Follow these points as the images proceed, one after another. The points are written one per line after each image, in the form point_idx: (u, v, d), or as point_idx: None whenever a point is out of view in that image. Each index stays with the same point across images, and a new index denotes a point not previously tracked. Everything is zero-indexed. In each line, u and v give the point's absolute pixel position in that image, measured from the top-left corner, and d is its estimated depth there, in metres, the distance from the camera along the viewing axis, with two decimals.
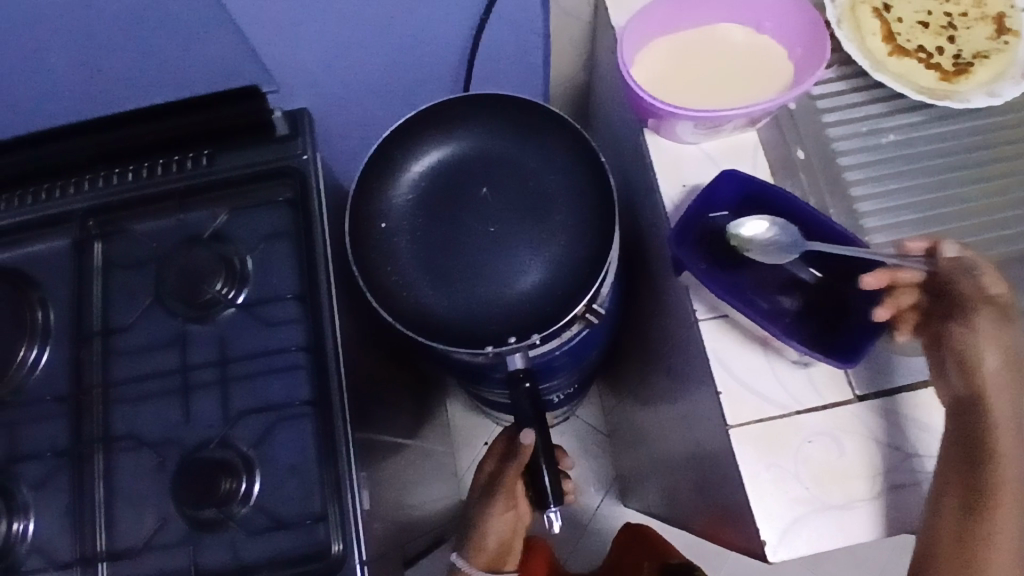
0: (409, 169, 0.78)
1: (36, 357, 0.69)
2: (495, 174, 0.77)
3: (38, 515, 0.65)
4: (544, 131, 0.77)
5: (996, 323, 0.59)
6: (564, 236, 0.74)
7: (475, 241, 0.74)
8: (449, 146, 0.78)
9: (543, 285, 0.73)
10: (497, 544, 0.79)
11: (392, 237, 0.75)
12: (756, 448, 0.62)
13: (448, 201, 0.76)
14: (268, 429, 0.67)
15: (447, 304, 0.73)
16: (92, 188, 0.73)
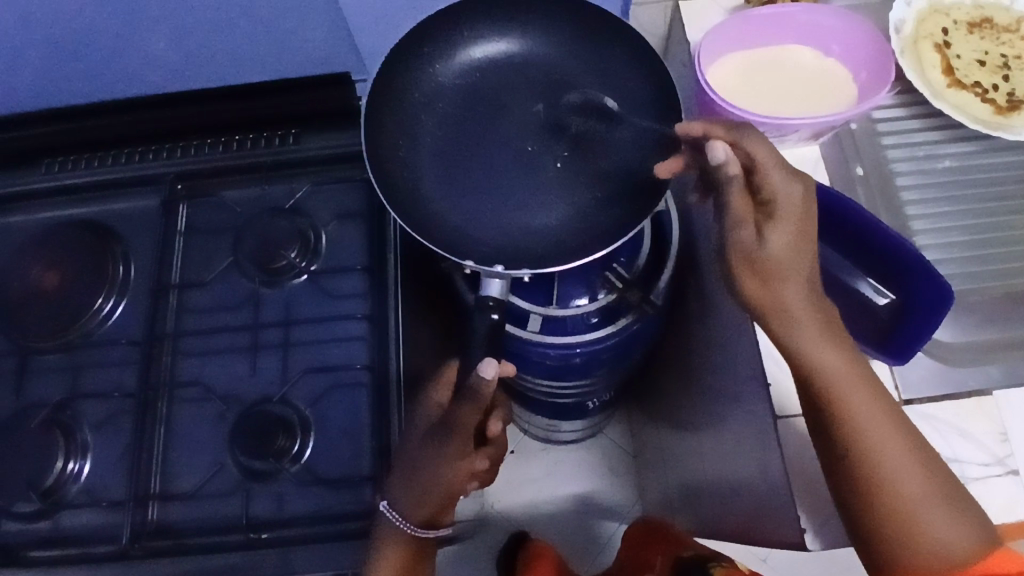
0: (463, 49, 0.71)
1: (110, 308, 0.74)
2: (556, 92, 0.70)
3: (95, 456, 0.69)
4: (628, 75, 0.69)
5: (753, 239, 0.53)
6: (599, 183, 0.66)
7: (502, 150, 0.67)
8: (516, 43, 0.71)
9: (565, 223, 0.66)
10: (438, 499, 0.62)
11: (417, 128, 0.69)
12: (799, 441, 0.60)
13: (492, 101, 0.70)
14: (326, 391, 0.70)
15: (460, 214, 0.67)
16: (185, 155, 0.79)
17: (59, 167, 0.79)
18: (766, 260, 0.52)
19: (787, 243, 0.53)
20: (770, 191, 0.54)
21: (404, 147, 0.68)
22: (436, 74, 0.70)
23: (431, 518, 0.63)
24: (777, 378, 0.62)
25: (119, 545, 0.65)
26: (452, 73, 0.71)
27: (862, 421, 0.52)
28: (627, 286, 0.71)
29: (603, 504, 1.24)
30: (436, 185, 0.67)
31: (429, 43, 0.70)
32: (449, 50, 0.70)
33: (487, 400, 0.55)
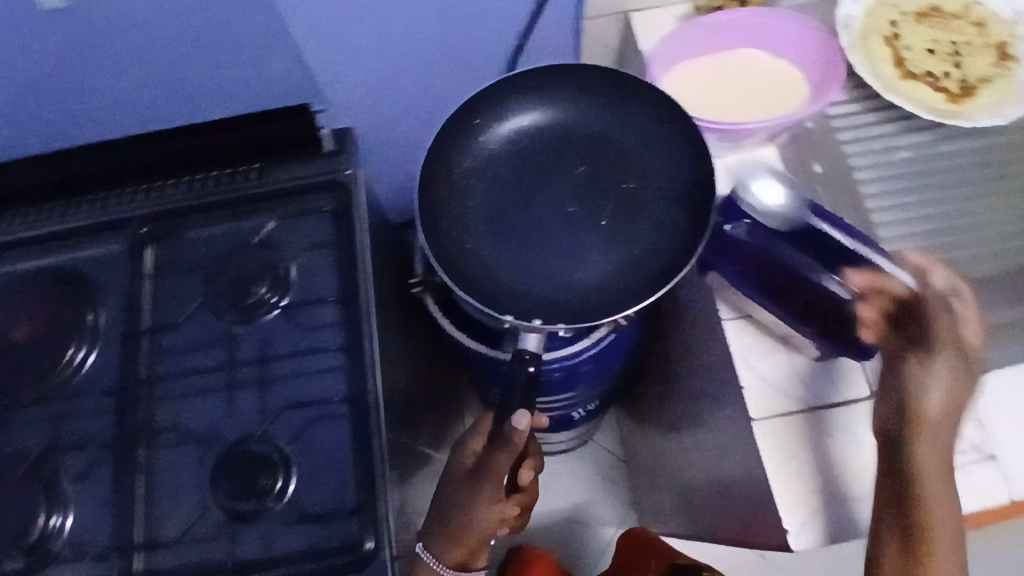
0: (504, 120, 0.73)
1: (84, 356, 0.73)
2: (597, 153, 0.71)
3: (78, 508, 0.68)
4: (613, 112, 0.71)
5: (951, 369, 0.56)
6: (635, 235, 0.68)
7: (552, 216, 0.69)
8: (553, 108, 0.73)
9: (611, 277, 0.68)
10: (473, 541, 0.69)
11: (464, 201, 0.71)
12: (776, 441, 0.60)
13: (540, 168, 0.72)
14: (306, 425, 0.69)
15: (514, 275, 0.69)
16: (147, 197, 0.77)
17: (21, 218, 0.78)
18: (951, 391, 0.55)
19: (960, 388, 0.56)
20: (965, 340, 0.57)
21: (451, 213, 0.70)
22: (486, 148, 0.73)
23: (467, 561, 0.70)
24: (749, 380, 0.62)
25: None
26: (498, 145, 0.73)
27: (942, 548, 0.52)
28: None
29: (599, 513, 1.24)
30: (484, 252, 0.69)
31: (472, 116, 0.73)
32: (488, 121, 0.73)
33: (518, 444, 0.63)
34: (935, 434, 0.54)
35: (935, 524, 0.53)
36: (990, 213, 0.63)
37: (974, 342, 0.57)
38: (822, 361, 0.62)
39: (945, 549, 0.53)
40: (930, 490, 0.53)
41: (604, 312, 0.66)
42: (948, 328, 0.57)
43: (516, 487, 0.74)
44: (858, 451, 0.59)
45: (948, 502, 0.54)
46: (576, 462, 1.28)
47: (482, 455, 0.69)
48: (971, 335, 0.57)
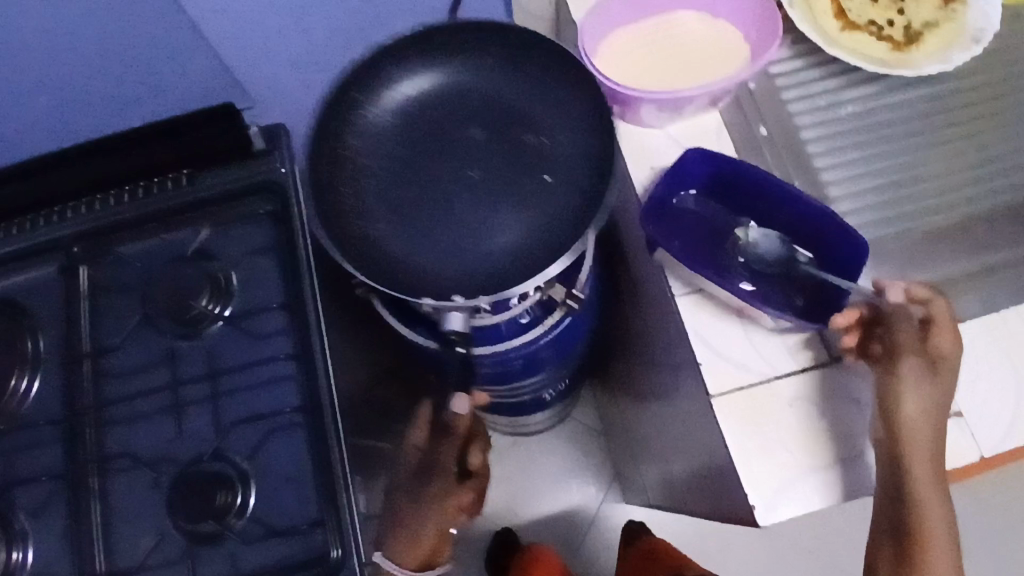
0: (387, 91, 0.70)
1: (27, 386, 0.70)
2: (490, 114, 0.68)
3: (36, 543, 0.66)
4: (509, 73, 0.69)
5: (923, 378, 0.53)
6: (546, 194, 0.65)
7: (455, 183, 0.66)
8: (438, 73, 0.70)
9: (520, 237, 0.65)
10: (433, 538, 0.70)
11: (364, 181, 0.67)
12: (738, 419, 0.55)
13: (434, 137, 0.69)
14: (263, 438, 0.67)
15: (416, 248, 0.65)
16: (75, 215, 0.73)
17: None
18: (928, 400, 0.52)
19: (939, 396, 0.53)
20: (937, 345, 0.54)
21: (349, 192, 0.67)
22: (372, 121, 0.69)
23: (430, 558, 0.71)
24: (704, 356, 0.57)
25: None
26: (386, 117, 0.69)
27: (940, 560, 0.52)
28: (551, 284, 0.66)
29: (581, 486, 1.26)
30: (393, 228, 0.66)
31: (354, 94, 0.69)
32: (376, 96, 0.70)
33: (460, 427, 0.75)
34: (922, 451, 0.51)
35: (926, 530, 0.52)
36: (940, 163, 0.61)
37: (949, 350, 0.53)
38: (779, 331, 0.57)
39: (937, 550, 0.52)
40: (926, 504, 0.52)
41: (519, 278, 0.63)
42: (911, 335, 0.54)
43: (467, 474, 0.78)
44: (819, 419, 0.55)
45: (939, 504, 0.53)
46: (555, 438, 1.29)
47: (427, 451, 0.75)
48: (946, 339, 0.53)
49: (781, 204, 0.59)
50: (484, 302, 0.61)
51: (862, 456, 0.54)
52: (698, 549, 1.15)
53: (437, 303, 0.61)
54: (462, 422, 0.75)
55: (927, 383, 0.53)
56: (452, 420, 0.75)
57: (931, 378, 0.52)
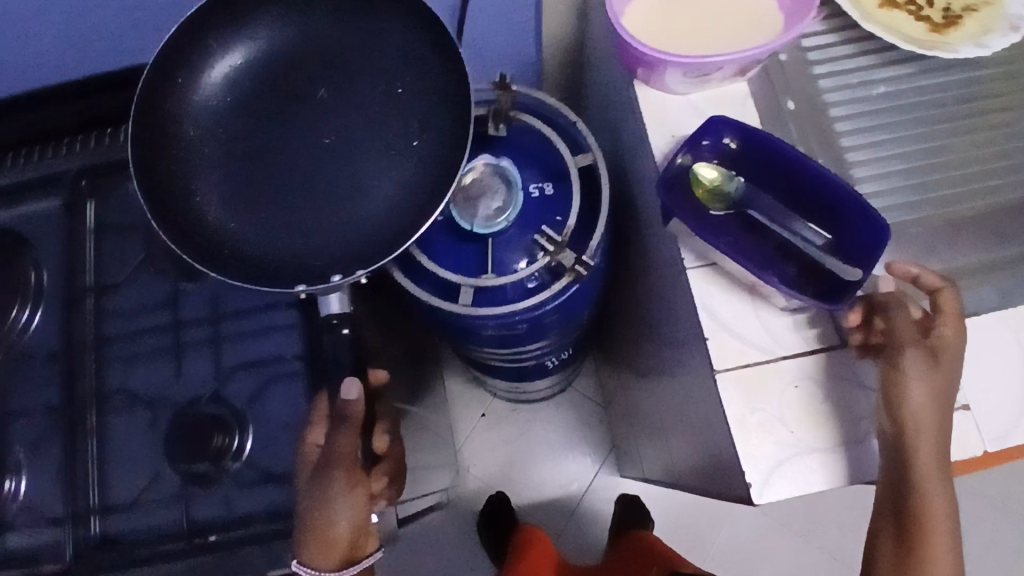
0: (209, 65, 0.59)
1: (28, 318, 0.69)
2: (334, 73, 0.59)
3: (30, 475, 0.66)
4: (357, 29, 0.59)
5: (928, 367, 0.50)
6: (409, 160, 0.57)
7: (301, 156, 0.57)
8: (259, 33, 0.59)
9: (386, 206, 0.57)
10: (345, 541, 0.62)
11: (199, 171, 0.57)
12: (740, 395, 0.53)
13: (276, 100, 0.59)
14: (262, 385, 0.67)
15: (270, 235, 0.56)
16: (84, 148, 0.73)
17: None
18: (934, 389, 0.50)
19: (942, 385, 0.50)
20: (938, 333, 0.51)
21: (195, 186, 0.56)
22: (196, 102, 0.58)
23: (351, 555, 0.64)
24: (713, 331, 0.54)
25: (66, 562, 0.63)
26: (210, 94, 0.59)
27: (940, 545, 0.51)
28: (560, 249, 0.64)
29: (577, 456, 1.27)
30: (245, 220, 0.56)
31: (173, 76, 0.58)
32: (193, 72, 0.58)
33: (358, 415, 0.60)
34: (925, 445, 0.49)
35: (929, 516, 0.51)
36: (968, 149, 0.60)
37: (952, 336, 0.51)
38: (791, 311, 0.54)
39: (939, 535, 0.51)
40: (930, 493, 0.50)
41: (390, 245, 0.55)
42: (908, 321, 0.51)
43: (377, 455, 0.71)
44: (823, 400, 0.53)
45: (943, 491, 0.50)
46: (554, 408, 1.29)
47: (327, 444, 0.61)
48: (948, 325, 0.51)
49: (805, 175, 0.55)
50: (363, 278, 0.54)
51: (866, 439, 0.52)
52: (689, 523, 1.16)
53: (310, 287, 0.52)
54: (359, 406, 0.60)
55: (931, 373, 0.50)
56: (344, 409, 0.60)
57: (932, 368, 0.50)
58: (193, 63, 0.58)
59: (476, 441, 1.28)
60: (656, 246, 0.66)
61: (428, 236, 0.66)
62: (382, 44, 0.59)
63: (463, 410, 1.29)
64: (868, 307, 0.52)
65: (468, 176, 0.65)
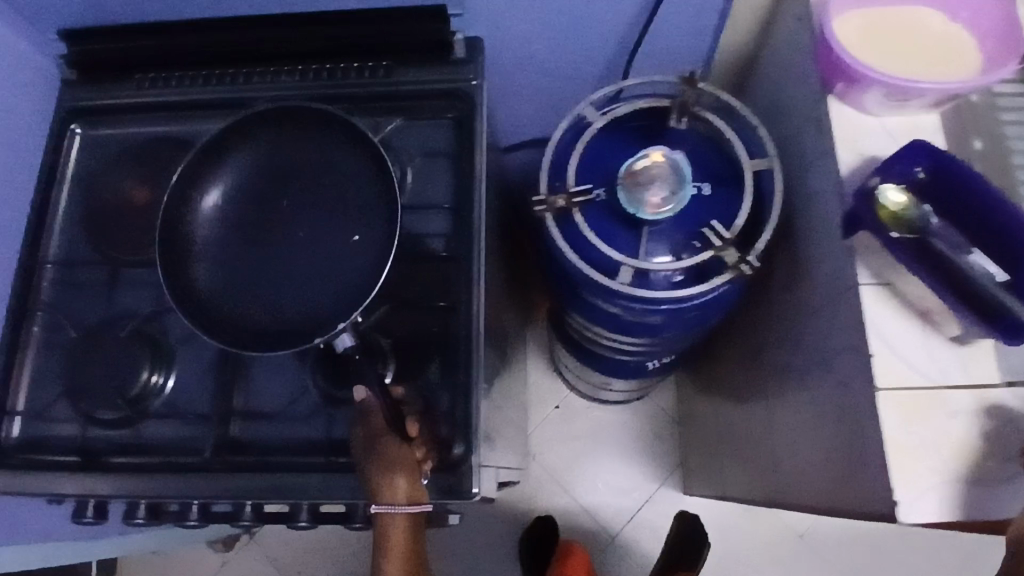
0: (199, 204, 0.64)
1: None
2: (305, 183, 0.65)
3: (178, 372, 0.71)
4: (309, 145, 0.66)
5: None
6: (376, 221, 0.63)
7: (290, 255, 0.64)
8: (231, 168, 0.66)
9: (362, 265, 0.62)
10: (405, 488, 0.62)
11: (215, 286, 0.63)
12: (899, 414, 0.54)
13: (258, 211, 0.65)
14: (403, 325, 0.71)
15: (283, 317, 0.62)
16: (277, 81, 0.76)
17: (149, 84, 0.77)
18: None
19: None
20: None
21: (216, 296, 0.62)
22: (196, 236, 0.64)
23: (412, 496, 0.63)
24: (878, 349, 0.55)
25: (204, 457, 0.68)
26: (208, 226, 0.64)
27: None
28: (727, 245, 0.66)
29: (643, 466, 1.28)
30: (258, 311, 0.62)
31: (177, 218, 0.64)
32: (193, 212, 0.64)
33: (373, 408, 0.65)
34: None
35: None
36: None
37: None
38: (959, 343, 0.55)
39: None
40: None
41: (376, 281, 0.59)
42: None
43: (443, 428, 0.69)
44: (979, 437, 0.53)
45: None
46: (628, 413, 1.30)
47: (367, 427, 0.64)
48: None
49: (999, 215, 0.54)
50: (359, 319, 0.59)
51: (1016, 479, 0.53)
52: (745, 552, 1.22)
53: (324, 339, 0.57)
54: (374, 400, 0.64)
55: None
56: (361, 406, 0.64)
57: None
58: (186, 199, 0.64)
59: (546, 431, 1.30)
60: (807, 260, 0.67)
61: (590, 207, 0.69)
62: (333, 149, 0.66)
63: (540, 398, 1.32)
64: None
65: (642, 161, 0.67)
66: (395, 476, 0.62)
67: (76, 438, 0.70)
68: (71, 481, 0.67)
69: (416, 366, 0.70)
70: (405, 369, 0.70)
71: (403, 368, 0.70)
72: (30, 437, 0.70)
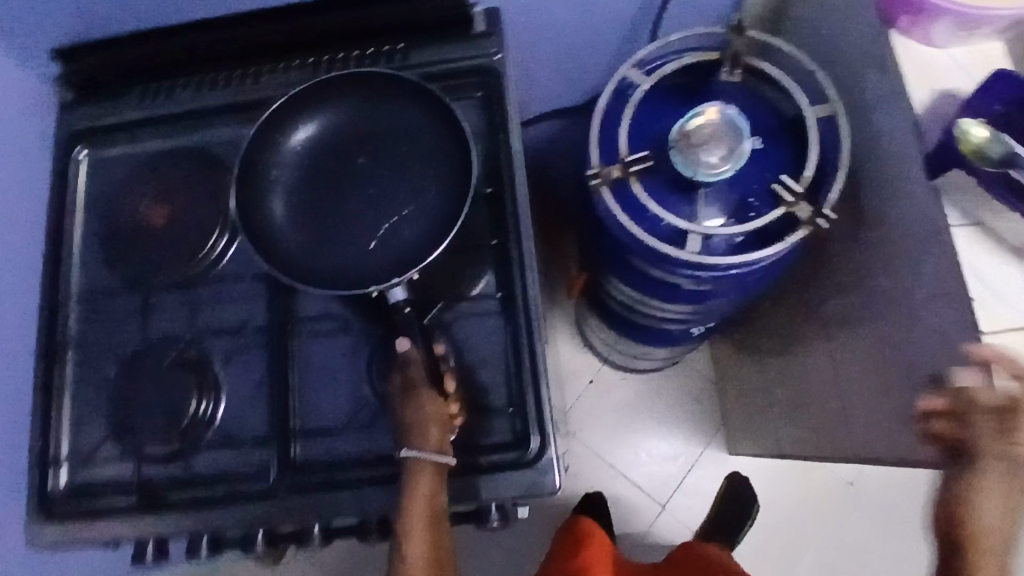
0: (284, 143, 0.65)
1: (225, 243, 0.70)
2: (380, 143, 0.65)
3: (228, 396, 0.67)
4: (394, 105, 0.66)
5: (1006, 471, 0.52)
6: (426, 199, 0.63)
7: (358, 208, 0.64)
8: (318, 117, 0.66)
9: (424, 228, 0.62)
10: (436, 434, 0.60)
11: (282, 226, 0.63)
12: (1011, 357, 0.52)
13: (337, 165, 0.65)
14: (458, 319, 0.67)
15: (344, 264, 0.62)
16: (287, 77, 0.71)
17: (153, 95, 0.73)
18: (1009, 493, 0.52)
19: (1006, 476, 0.52)
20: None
21: (278, 239, 0.63)
22: (275, 174, 0.65)
23: (441, 445, 0.60)
24: (979, 292, 0.54)
25: (268, 482, 0.64)
26: (285, 171, 0.65)
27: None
28: (799, 202, 0.62)
29: (685, 431, 1.26)
30: (318, 255, 0.63)
31: (257, 156, 0.64)
32: (275, 149, 0.65)
33: (411, 363, 0.61)
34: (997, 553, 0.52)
35: (987, 548, 0.52)
36: None
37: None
38: None
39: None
40: (984, 539, 0.52)
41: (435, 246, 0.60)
42: (993, 423, 0.52)
43: (513, 431, 0.65)
44: None
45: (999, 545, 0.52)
46: (664, 379, 1.28)
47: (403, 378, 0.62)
48: None
49: None
50: (415, 276, 0.59)
51: None
52: (795, 508, 1.22)
53: (379, 288, 0.59)
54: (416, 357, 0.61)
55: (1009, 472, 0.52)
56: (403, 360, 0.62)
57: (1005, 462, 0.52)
58: (268, 142, 0.65)
59: (584, 407, 1.28)
60: (880, 208, 0.65)
61: (645, 176, 0.66)
62: (417, 112, 0.65)
63: (573, 374, 1.29)
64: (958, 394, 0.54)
65: (697, 121, 0.63)
66: (427, 426, 0.60)
67: (128, 479, 0.66)
68: (132, 523, 0.64)
69: (478, 363, 0.67)
70: (467, 367, 0.66)
71: (466, 366, 0.66)
72: (79, 482, 0.66)
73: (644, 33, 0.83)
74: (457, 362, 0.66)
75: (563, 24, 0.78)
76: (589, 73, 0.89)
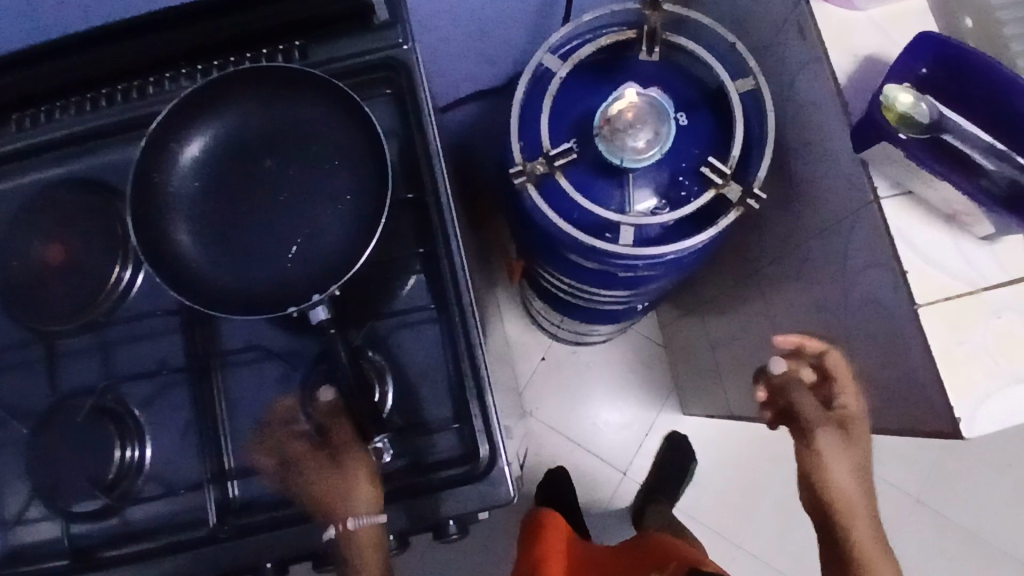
0: (179, 153, 0.59)
1: (130, 277, 0.65)
2: (287, 147, 0.60)
3: (153, 440, 0.63)
4: (295, 105, 0.61)
5: (839, 436, 0.60)
6: (341, 210, 0.59)
7: (269, 220, 0.59)
8: (214, 122, 0.60)
9: (341, 243, 0.58)
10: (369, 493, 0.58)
11: (188, 247, 0.58)
12: (945, 323, 0.52)
13: (242, 172, 0.60)
14: (390, 333, 0.64)
15: (259, 287, 0.58)
16: (175, 88, 0.66)
17: (28, 121, 0.66)
18: (849, 454, 0.60)
19: (844, 437, 0.60)
20: (843, 403, 0.60)
21: (182, 266, 0.57)
22: (172, 187, 0.59)
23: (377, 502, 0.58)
24: (911, 261, 0.53)
25: (208, 528, 0.61)
26: (184, 183, 0.59)
27: (858, 523, 0.60)
28: (728, 181, 0.61)
29: (640, 398, 1.26)
30: (228, 280, 0.58)
31: (149, 172, 0.59)
32: (167, 163, 0.59)
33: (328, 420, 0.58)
34: (856, 507, 0.60)
35: (847, 502, 0.60)
36: None
37: (854, 405, 0.60)
38: (990, 240, 0.53)
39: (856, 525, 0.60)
40: (844, 498, 0.60)
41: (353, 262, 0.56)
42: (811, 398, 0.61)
43: (460, 443, 0.62)
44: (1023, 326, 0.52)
45: (860, 492, 0.61)
46: (614, 348, 1.28)
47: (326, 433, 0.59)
48: (849, 395, 0.60)
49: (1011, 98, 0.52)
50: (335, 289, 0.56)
51: None
52: (752, 460, 1.24)
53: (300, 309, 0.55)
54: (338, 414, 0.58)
55: (842, 436, 0.60)
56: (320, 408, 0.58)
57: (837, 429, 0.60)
58: (160, 154, 0.59)
59: (537, 384, 1.27)
60: (810, 177, 0.63)
61: (570, 167, 0.63)
62: (322, 109, 0.61)
63: (524, 353, 1.28)
64: (784, 381, 0.61)
65: (617, 105, 0.60)
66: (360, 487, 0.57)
67: (55, 542, 0.61)
68: None
69: (417, 376, 0.64)
70: (406, 382, 0.64)
71: (404, 381, 0.64)
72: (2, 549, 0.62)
73: (558, 7, 0.79)
74: (394, 378, 0.63)
75: (473, 6, 0.73)
76: (504, 53, 0.84)
